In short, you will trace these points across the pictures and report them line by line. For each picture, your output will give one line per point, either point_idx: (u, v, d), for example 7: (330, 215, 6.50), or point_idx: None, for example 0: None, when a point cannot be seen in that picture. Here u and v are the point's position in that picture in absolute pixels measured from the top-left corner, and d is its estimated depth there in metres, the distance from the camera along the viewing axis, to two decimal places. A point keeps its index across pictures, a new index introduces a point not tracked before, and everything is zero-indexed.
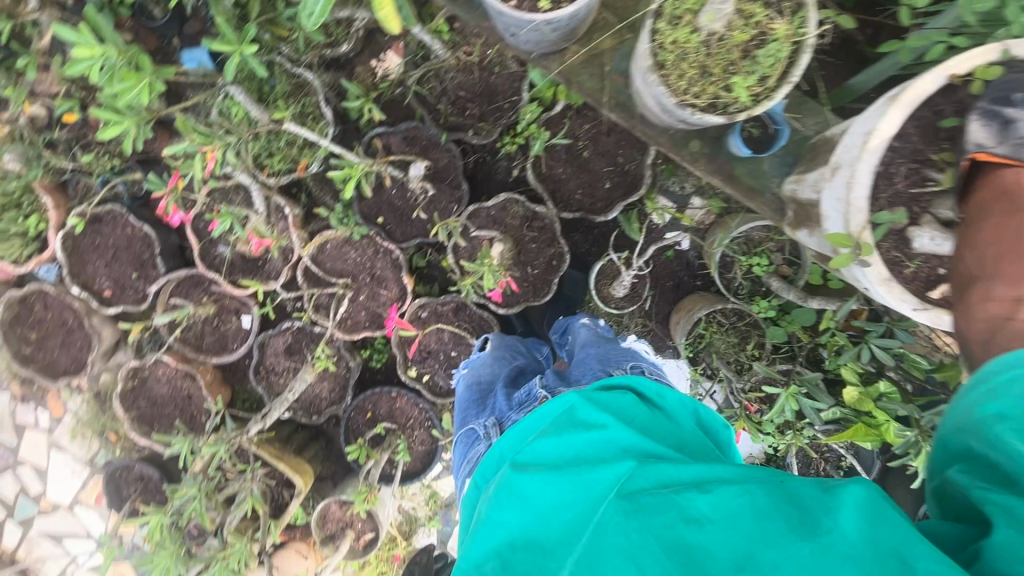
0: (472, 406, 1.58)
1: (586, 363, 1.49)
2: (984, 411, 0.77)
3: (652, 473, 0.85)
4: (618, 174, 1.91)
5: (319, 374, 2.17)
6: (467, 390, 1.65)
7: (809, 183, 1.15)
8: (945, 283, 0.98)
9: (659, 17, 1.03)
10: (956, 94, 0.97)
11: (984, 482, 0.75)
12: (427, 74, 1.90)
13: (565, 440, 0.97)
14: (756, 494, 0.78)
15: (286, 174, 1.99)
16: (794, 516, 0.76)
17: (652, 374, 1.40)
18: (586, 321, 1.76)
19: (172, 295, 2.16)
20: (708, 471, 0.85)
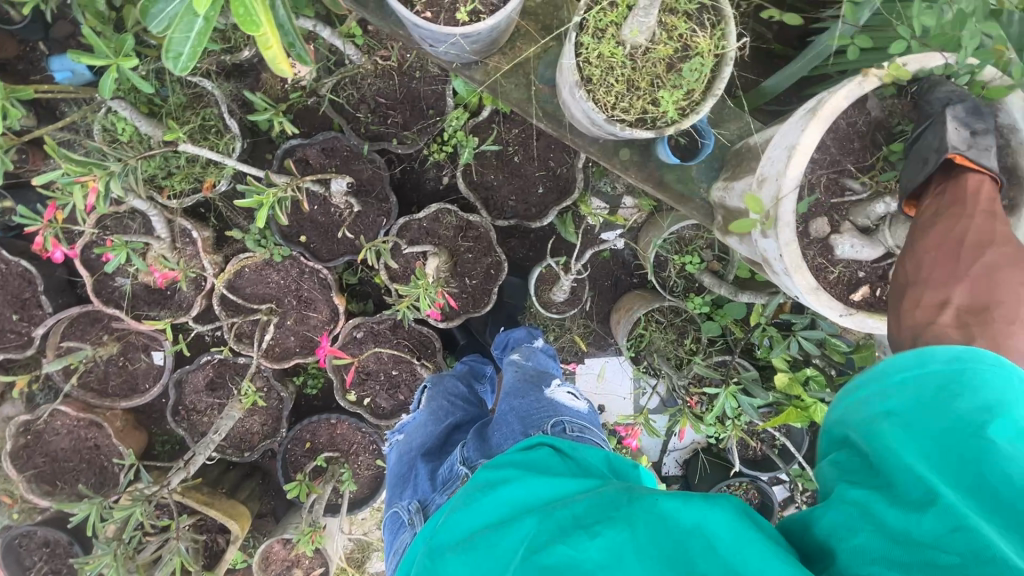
0: (397, 483, 1.51)
1: (511, 420, 1.44)
2: (875, 411, 0.76)
3: (551, 525, 0.79)
4: (550, 178, 1.88)
5: (247, 409, 2.01)
6: (395, 460, 1.60)
7: (735, 192, 1.17)
8: (865, 285, 1.03)
9: (583, 30, 0.99)
10: (863, 106, 1.01)
11: (854, 475, 0.73)
12: (343, 81, 1.77)
13: (473, 507, 0.89)
14: (640, 530, 0.75)
15: (190, 195, 1.80)
16: (676, 550, 0.73)
17: (576, 432, 1.35)
18: (514, 360, 1.70)
19: (65, 337, 1.90)
20: (602, 509, 0.80)
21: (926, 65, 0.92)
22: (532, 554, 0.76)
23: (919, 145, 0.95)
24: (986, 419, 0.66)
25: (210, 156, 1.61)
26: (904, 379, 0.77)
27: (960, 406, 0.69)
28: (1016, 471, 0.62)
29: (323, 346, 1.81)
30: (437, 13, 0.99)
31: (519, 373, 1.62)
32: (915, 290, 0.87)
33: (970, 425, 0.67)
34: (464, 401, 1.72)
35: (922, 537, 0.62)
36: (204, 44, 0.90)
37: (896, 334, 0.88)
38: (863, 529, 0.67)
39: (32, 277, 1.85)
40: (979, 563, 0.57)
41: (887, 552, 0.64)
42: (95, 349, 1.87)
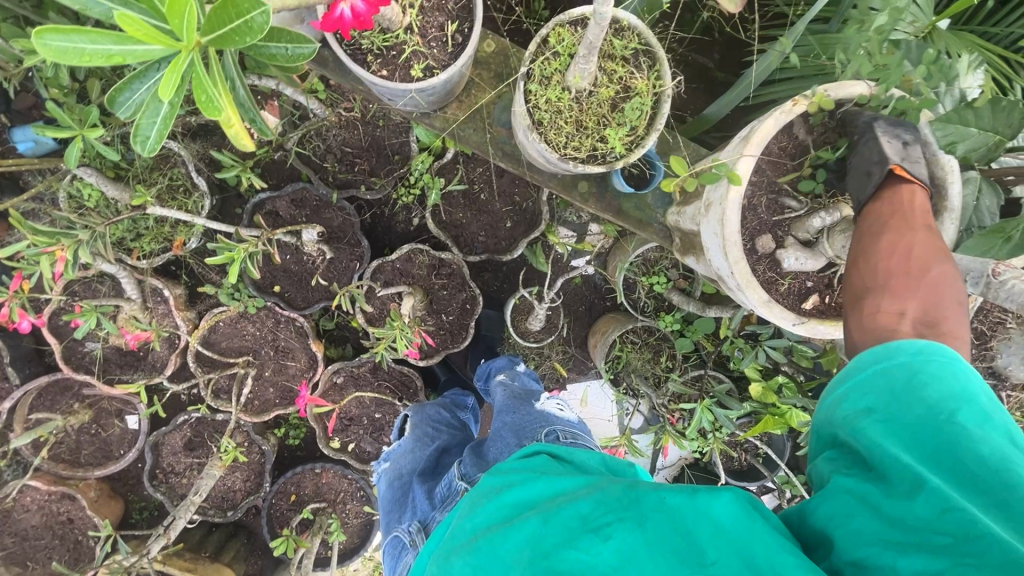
0: (393, 509, 1.50)
1: (504, 436, 1.47)
2: (853, 408, 0.77)
3: (559, 525, 0.78)
4: (517, 213, 1.94)
5: (228, 466, 1.96)
6: (388, 488, 1.59)
7: (687, 216, 1.24)
8: (814, 294, 1.10)
9: (530, 79, 1.07)
10: (793, 132, 1.10)
11: (847, 467, 0.74)
12: (308, 134, 1.82)
13: (482, 511, 0.88)
14: (650, 529, 0.76)
15: (160, 254, 1.80)
16: (687, 544, 0.74)
17: (568, 436, 1.39)
18: (501, 380, 1.73)
19: (33, 409, 1.85)
20: (608, 506, 0.80)
21: (844, 92, 1.00)
22: (544, 558, 0.75)
23: (860, 157, 1.01)
24: (958, 404, 0.69)
25: (177, 217, 1.63)
26: (866, 377, 0.79)
27: (931, 395, 0.71)
28: (990, 453, 0.64)
29: (301, 396, 1.75)
30: (392, 71, 1.05)
31: (506, 392, 1.65)
32: (873, 297, 0.89)
33: (941, 416, 0.69)
34: (450, 427, 1.75)
35: (915, 522, 0.63)
36: (173, 125, 0.94)
37: (856, 337, 0.88)
38: (860, 515, 0.68)
39: None
40: (968, 540, 0.59)
41: (883, 533, 0.65)
42: (65, 418, 1.82)
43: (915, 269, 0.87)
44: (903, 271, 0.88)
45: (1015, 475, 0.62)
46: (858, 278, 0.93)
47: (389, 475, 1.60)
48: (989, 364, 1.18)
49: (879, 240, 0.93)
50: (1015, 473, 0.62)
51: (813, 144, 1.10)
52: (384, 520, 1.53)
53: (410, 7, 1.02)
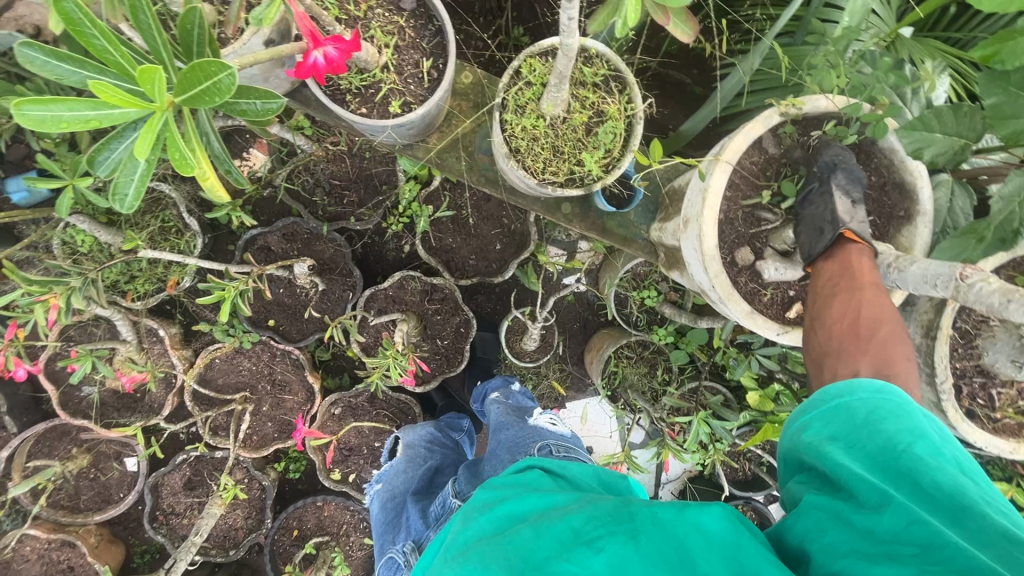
0: (387, 530, 1.51)
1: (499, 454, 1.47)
2: (819, 435, 0.80)
3: (550, 535, 0.77)
4: (506, 235, 1.97)
5: (228, 505, 1.95)
6: (383, 509, 1.58)
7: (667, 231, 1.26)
8: (797, 302, 1.12)
9: (505, 109, 1.10)
10: (762, 146, 1.12)
11: (819, 489, 0.75)
12: (296, 169, 1.86)
13: (475, 523, 0.87)
14: (641, 542, 0.76)
15: (153, 295, 1.81)
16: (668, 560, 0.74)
17: (561, 451, 1.40)
18: (495, 398, 1.74)
19: (31, 456, 1.84)
20: (596, 521, 0.80)
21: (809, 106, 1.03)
22: (534, 567, 0.74)
23: (813, 218, 1.05)
24: (918, 434, 0.72)
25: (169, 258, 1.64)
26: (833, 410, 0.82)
27: (887, 426, 0.74)
28: (944, 478, 0.66)
29: (298, 429, 1.75)
30: (370, 109, 1.08)
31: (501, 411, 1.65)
32: (832, 361, 0.92)
33: (899, 443, 0.71)
34: (445, 446, 1.75)
35: (883, 535, 0.64)
36: (150, 185, 0.97)
37: (813, 396, 0.92)
38: (831, 531, 0.69)
39: None
40: (935, 552, 0.60)
41: (855, 546, 0.65)
42: (63, 464, 1.81)
43: (862, 333, 0.91)
44: (852, 336, 0.91)
45: (973, 495, 0.64)
46: (817, 343, 0.97)
47: (383, 495, 1.60)
48: (977, 362, 1.19)
49: (833, 297, 0.97)
50: (972, 495, 0.64)
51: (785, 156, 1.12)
52: (379, 541, 1.53)
53: (386, 47, 1.06)
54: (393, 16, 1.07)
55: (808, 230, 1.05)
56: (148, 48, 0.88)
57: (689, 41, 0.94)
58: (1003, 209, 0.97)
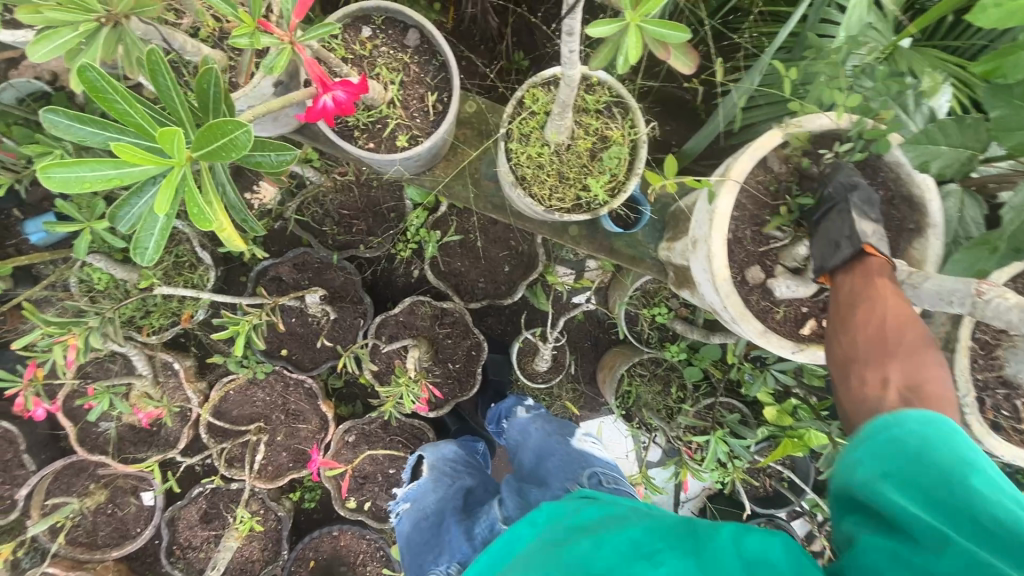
0: (422, 549, 1.48)
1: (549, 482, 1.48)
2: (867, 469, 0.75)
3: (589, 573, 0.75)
4: (514, 256, 1.98)
5: (244, 537, 1.94)
6: (414, 530, 1.56)
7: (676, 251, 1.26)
8: (812, 319, 1.10)
9: (510, 138, 1.12)
10: (767, 165, 1.12)
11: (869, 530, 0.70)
12: (306, 200, 1.89)
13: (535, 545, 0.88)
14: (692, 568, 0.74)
15: (169, 329, 1.84)
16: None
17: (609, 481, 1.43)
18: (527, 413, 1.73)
19: (50, 494, 1.85)
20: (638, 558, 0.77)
21: (812, 125, 1.04)
22: None
23: (827, 231, 1.03)
24: (976, 468, 0.67)
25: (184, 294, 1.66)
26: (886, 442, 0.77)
27: (945, 458, 0.70)
28: (1008, 516, 0.61)
29: (312, 458, 1.74)
30: (378, 143, 1.10)
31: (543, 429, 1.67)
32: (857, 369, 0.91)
33: (956, 480, 0.67)
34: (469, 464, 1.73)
35: None
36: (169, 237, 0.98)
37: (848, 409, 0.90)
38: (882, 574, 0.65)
39: (14, 438, 1.84)
40: None
41: None
42: (81, 500, 1.82)
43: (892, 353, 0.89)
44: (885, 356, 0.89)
45: None
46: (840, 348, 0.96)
47: (414, 514, 1.58)
48: (999, 374, 1.16)
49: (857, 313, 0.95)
50: None
51: (791, 173, 1.12)
52: (410, 561, 1.51)
53: (392, 84, 1.08)
54: (398, 53, 1.09)
55: (818, 247, 1.05)
56: (165, 103, 0.91)
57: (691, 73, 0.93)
58: (1016, 220, 0.96)
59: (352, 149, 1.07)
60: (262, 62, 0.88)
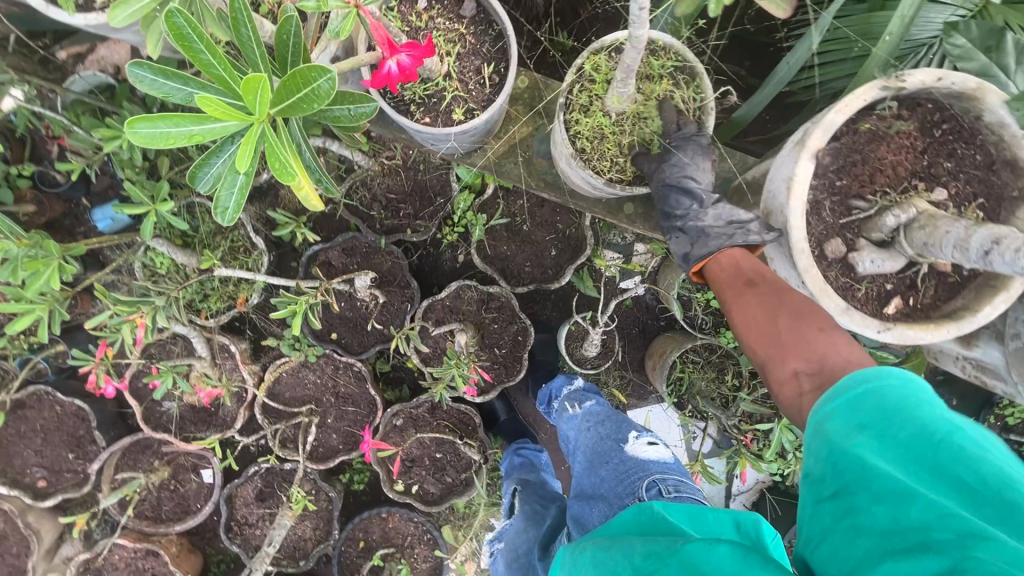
0: None
1: (603, 496, 1.54)
2: None
3: None
4: (561, 240, 1.93)
5: (298, 515, 1.99)
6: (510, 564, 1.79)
7: (694, 184, 1.16)
8: (896, 297, 1.08)
9: (570, 109, 1.17)
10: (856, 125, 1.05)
11: None
12: (354, 185, 1.86)
13: None
14: None
15: (225, 312, 1.88)
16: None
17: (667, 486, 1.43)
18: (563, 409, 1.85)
19: (118, 468, 1.96)
20: None
21: (918, 80, 0.99)
22: None
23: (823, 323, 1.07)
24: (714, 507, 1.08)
25: (240, 276, 1.64)
26: (856, 399, 0.78)
27: None
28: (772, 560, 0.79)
29: (365, 439, 1.75)
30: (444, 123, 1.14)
31: (595, 435, 1.68)
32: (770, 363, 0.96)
33: None
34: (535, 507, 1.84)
35: None
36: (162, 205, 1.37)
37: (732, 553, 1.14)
38: (836, 533, 0.71)
39: (85, 414, 1.96)
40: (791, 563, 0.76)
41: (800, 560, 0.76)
42: (147, 476, 1.92)
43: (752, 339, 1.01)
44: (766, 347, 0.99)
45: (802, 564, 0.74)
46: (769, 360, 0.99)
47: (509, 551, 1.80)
48: None
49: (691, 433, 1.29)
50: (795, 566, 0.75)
51: (893, 124, 1.07)
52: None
53: (449, 56, 1.16)
54: (454, 25, 1.17)
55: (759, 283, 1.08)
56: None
57: (787, 15, 1.00)
58: None
59: (427, 130, 1.11)
60: (329, 28, 0.85)
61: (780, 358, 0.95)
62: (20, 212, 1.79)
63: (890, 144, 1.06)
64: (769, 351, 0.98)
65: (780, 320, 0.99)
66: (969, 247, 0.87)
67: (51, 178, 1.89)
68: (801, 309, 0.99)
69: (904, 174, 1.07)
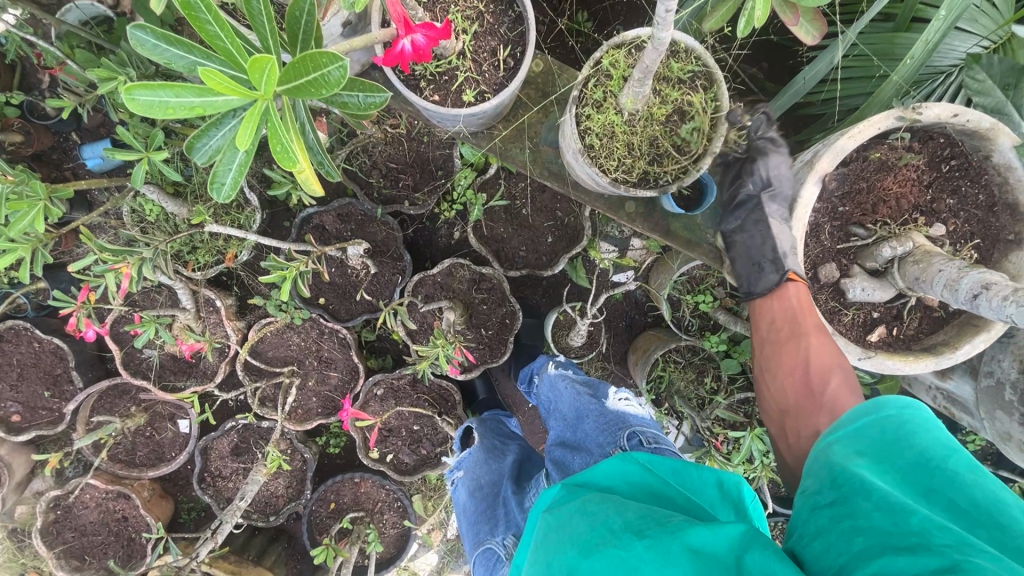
0: (480, 520, 1.57)
1: (587, 448, 1.51)
2: None
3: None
4: (559, 228, 1.91)
5: (272, 473, 2.01)
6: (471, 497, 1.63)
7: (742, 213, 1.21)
8: (879, 325, 1.16)
9: (584, 103, 1.16)
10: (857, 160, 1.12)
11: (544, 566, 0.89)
12: (355, 150, 1.83)
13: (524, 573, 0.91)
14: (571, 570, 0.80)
15: (213, 266, 1.86)
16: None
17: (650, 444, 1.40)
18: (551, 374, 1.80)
19: (94, 411, 1.96)
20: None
21: (931, 117, 1.02)
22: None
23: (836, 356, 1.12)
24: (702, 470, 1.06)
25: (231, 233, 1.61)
26: (861, 426, 0.80)
27: None
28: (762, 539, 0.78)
29: (345, 407, 1.75)
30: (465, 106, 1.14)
31: (573, 389, 1.64)
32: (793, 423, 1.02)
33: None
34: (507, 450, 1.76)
35: None
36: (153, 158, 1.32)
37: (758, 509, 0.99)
38: (829, 532, 0.69)
39: (64, 354, 1.94)
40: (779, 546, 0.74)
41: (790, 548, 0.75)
42: (123, 421, 1.92)
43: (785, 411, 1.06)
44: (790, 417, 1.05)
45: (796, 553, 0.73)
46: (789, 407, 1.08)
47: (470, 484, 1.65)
48: None
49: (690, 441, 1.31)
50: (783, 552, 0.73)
51: (903, 156, 1.13)
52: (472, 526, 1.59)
53: (466, 34, 1.15)
54: (473, 2, 1.16)
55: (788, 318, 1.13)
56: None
57: (814, 43, 1.01)
58: None
59: (445, 113, 1.12)
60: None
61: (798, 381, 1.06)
62: (5, 141, 1.73)
63: (896, 176, 1.13)
64: (802, 406, 1.01)
65: (809, 373, 1.04)
66: (947, 284, 0.97)
67: (41, 110, 1.82)
68: (850, 379, 1.00)
69: (906, 207, 1.15)
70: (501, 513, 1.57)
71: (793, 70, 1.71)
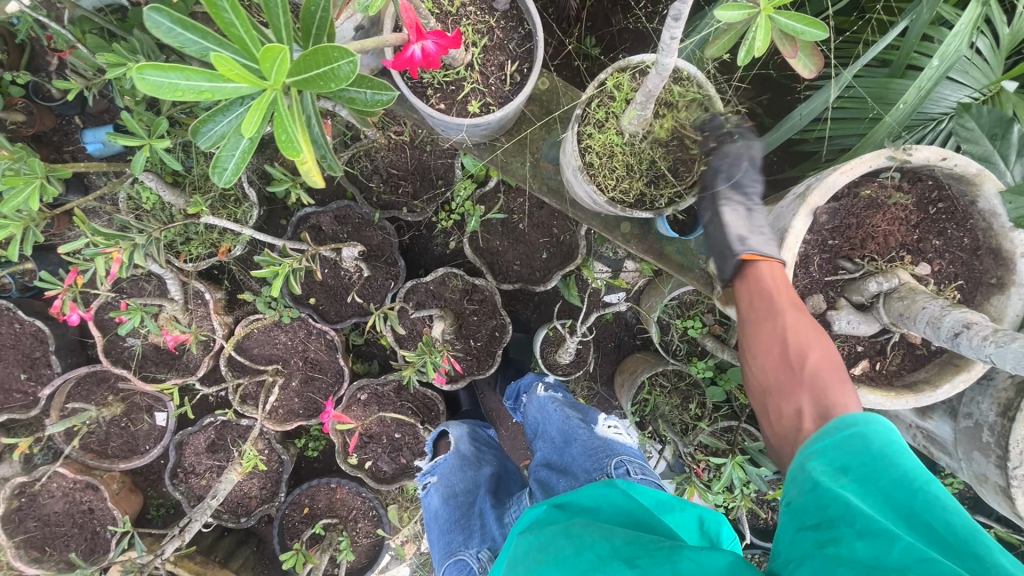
0: (454, 530, 1.53)
1: (573, 472, 1.47)
2: None
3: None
4: (554, 245, 1.92)
5: (246, 473, 1.97)
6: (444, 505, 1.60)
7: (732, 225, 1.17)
8: (863, 360, 1.19)
9: (587, 123, 1.18)
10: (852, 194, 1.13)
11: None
12: (357, 154, 1.84)
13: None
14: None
15: (205, 258, 1.85)
16: None
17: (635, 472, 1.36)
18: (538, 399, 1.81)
19: (70, 397, 1.92)
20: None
21: (921, 159, 1.05)
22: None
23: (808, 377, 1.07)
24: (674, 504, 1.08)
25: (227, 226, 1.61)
26: (846, 437, 0.80)
27: None
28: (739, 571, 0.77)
29: (327, 410, 1.73)
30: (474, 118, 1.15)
31: (562, 413, 1.65)
32: (775, 399, 0.99)
33: None
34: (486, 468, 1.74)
35: None
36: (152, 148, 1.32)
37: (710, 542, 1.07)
38: (812, 558, 0.67)
39: (45, 337, 1.91)
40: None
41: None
42: (99, 410, 1.89)
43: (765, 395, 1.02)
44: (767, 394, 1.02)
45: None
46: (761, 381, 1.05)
47: (443, 490, 1.62)
48: None
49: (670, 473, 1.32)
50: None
51: (893, 195, 1.16)
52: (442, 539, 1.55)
53: (476, 47, 1.18)
54: (485, 17, 1.19)
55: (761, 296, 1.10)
56: None
57: (811, 78, 1.04)
58: None
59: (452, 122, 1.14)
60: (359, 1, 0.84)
61: (789, 394, 0.96)
62: (7, 120, 1.73)
63: (885, 215, 1.16)
64: (779, 379, 0.99)
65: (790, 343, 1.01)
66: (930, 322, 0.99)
67: (46, 91, 1.82)
68: (830, 353, 0.97)
69: (893, 245, 1.17)
70: (478, 526, 1.53)
71: (789, 107, 1.76)
